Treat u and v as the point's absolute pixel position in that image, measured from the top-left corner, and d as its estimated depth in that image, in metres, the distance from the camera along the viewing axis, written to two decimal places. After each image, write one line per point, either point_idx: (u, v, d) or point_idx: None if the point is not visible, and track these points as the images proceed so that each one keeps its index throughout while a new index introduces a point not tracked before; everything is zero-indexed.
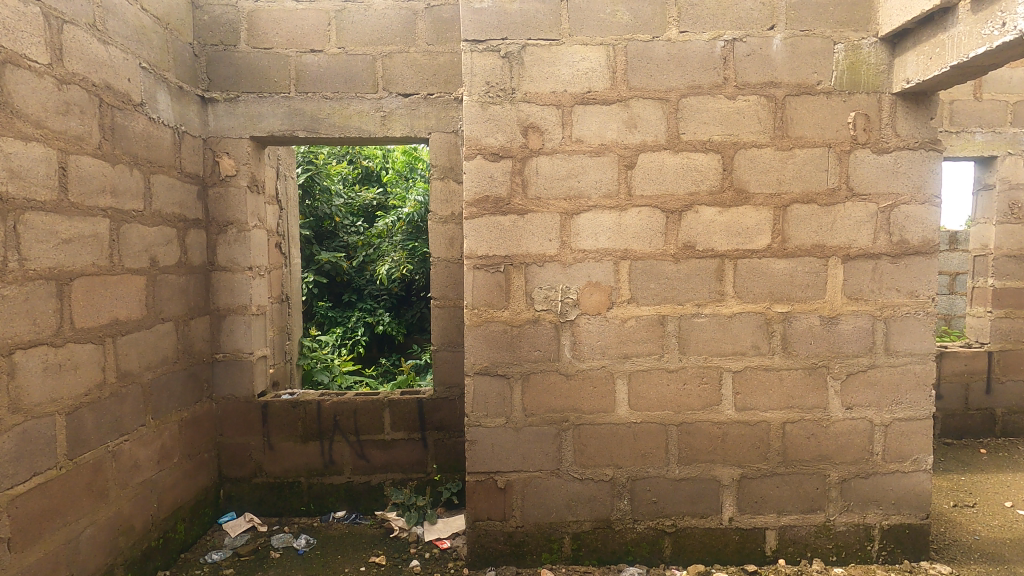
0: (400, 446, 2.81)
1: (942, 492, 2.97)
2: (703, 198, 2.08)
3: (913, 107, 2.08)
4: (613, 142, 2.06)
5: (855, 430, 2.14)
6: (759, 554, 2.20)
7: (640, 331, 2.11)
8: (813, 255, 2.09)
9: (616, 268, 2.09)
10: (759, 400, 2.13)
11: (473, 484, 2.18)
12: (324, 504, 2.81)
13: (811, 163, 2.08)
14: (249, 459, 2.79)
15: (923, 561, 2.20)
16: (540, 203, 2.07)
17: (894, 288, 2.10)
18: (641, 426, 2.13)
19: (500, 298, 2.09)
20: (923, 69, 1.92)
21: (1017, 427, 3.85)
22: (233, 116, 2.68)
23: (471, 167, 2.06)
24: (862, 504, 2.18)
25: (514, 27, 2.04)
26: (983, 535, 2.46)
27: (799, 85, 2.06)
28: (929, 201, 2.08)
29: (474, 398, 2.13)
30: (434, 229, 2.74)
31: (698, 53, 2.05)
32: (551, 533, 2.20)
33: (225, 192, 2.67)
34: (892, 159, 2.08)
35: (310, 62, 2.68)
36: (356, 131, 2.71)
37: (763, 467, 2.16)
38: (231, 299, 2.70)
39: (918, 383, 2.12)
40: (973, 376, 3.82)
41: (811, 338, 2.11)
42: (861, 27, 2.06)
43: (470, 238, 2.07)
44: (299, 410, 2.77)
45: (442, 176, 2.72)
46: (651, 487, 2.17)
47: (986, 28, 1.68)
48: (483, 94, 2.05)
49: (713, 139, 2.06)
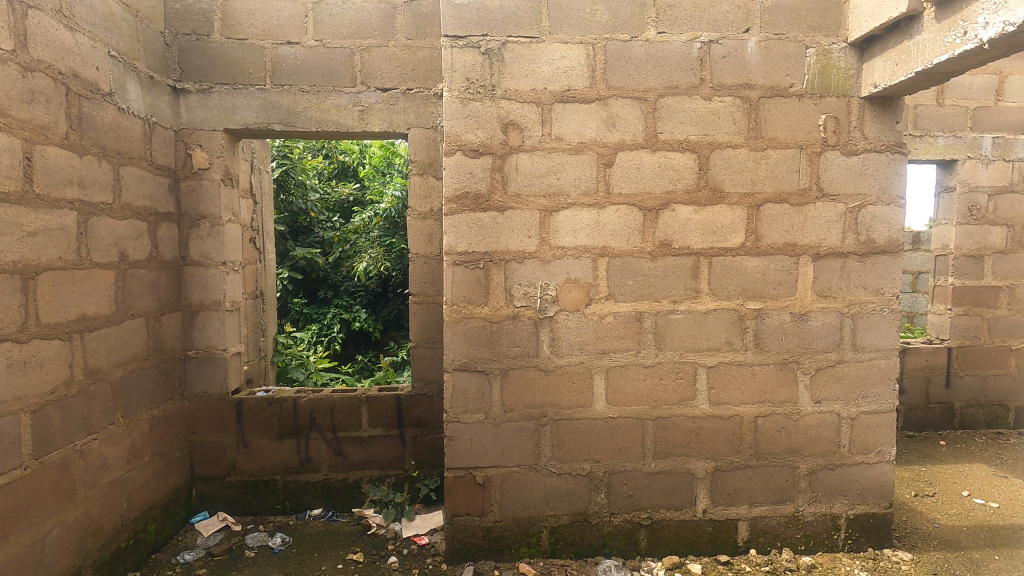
0: (378, 442, 2.79)
1: (904, 482, 3.09)
2: (680, 197, 2.11)
3: (880, 111, 2.15)
4: (593, 140, 2.08)
5: (824, 423, 2.21)
6: (731, 545, 2.25)
7: (618, 327, 2.14)
8: (785, 253, 2.15)
9: (594, 265, 2.11)
10: (732, 394, 2.18)
11: (452, 480, 2.18)
12: (299, 503, 2.78)
13: (784, 163, 2.13)
14: (223, 457, 2.74)
15: (886, 548, 2.29)
16: (519, 200, 2.08)
17: (862, 285, 2.18)
18: (618, 420, 2.17)
19: (479, 294, 2.10)
20: (890, 74, 1.99)
21: (975, 420, 4.02)
22: (206, 108, 2.62)
23: (451, 163, 2.06)
24: (829, 495, 2.25)
25: (494, 24, 2.04)
26: (942, 523, 2.57)
27: (772, 87, 2.11)
28: (894, 202, 2.16)
29: (453, 394, 2.14)
30: (412, 225, 2.73)
31: (676, 54, 2.08)
32: (530, 527, 2.21)
33: (198, 185, 2.61)
34: (860, 160, 2.15)
35: (286, 54, 2.64)
36: (334, 125, 2.67)
37: (735, 460, 2.21)
38: (205, 294, 2.64)
39: (883, 377, 2.20)
40: (933, 370, 3.97)
41: (782, 334, 2.17)
42: (832, 32, 2.12)
43: (450, 234, 2.07)
44: (274, 406, 2.74)
45: (421, 172, 2.71)
46: (627, 481, 2.21)
47: (948, 36, 1.75)
48: (463, 90, 2.05)
49: (689, 139, 2.10)
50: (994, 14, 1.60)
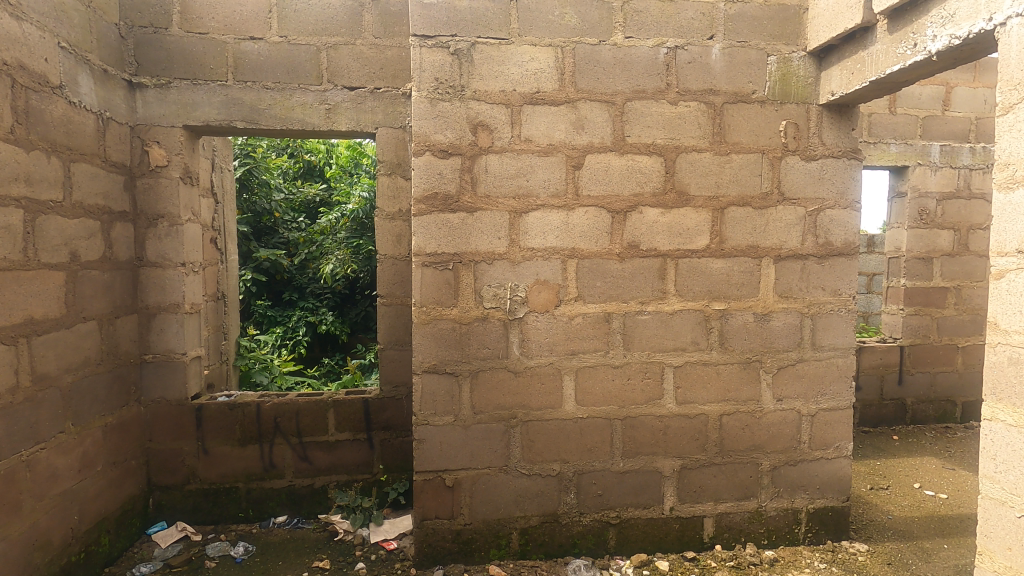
0: (345, 447, 2.75)
1: (860, 476, 3.20)
2: (647, 199, 2.15)
3: (837, 118, 2.23)
4: (562, 142, 2.10)
5: (785, 420, 2.27)
6: (697, 541, 2.29)
7: (587, 328, 2.15)
8: (748, 255, 2.21)
9: (563, 266, 2.12)
10: (698, 393, 2.22)
11: (421, 483, 2.16)
12: (263, 510, 2.70)
13: (746, 167, 2.19)
14: (182, 465, 2.65)
15: (844, 540, 2.37)
16: (488, 201, 2.07)
17: (820, 286, 2.25)
18: (587, 421, 2.18)
19: (449, 296, 2.09)
20: (845, 83, 2.07)
21: (925, 415, 4.21)
22: (164, 103, 2.53)
23: (420, 164, 2.04)
24: (790, 490, 2.32)
25: (464, 24, 2.04)
26: (896, 514, 2.68)
27: (736, 93, 2.16)
28: (850, 206, 2.24)
29: (421, 397, 2.12)
30: (380, 225, 2.70)
31: (643, 59, 2.11)
32: (499, 529, 2.21)
33: (155, 183, 2.52)
34: (819, 166, 2.22)
35: (249, 49, 2.57)
36: (299, 123, 2.62)
37: (701, 458, 2.25)
38: (163, 296, 2.55)
39: (841, 375, 2.28)
40: (887, 368, 4.13)
41: (745, 333, 2.23)
42: (791, 41, 2.19)
43: (419, 235, 2.05)
44: (237, 412, 2.67)
45: (390, 172, 2.68)
46: (596, 480, 2.23)
47: (900, 47, 1.83)
48: (432, 90, 2.04)
49: (656, 142, 2.14)
50: (942, 28, 1.68)
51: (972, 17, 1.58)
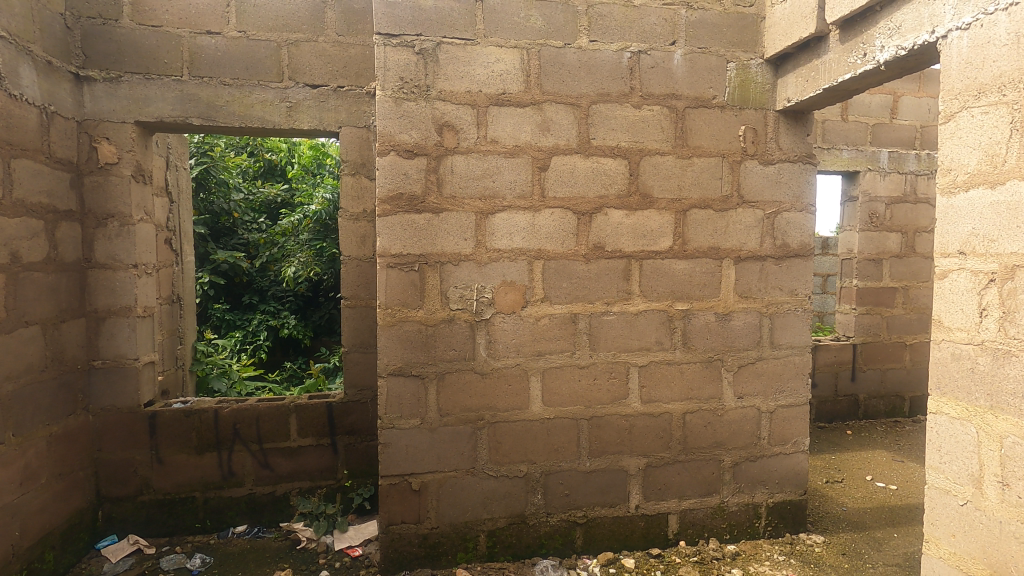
0: (307, 453, 2.68)
1: (817, 470, 3.32)
2: (612, 201, 2.17)
3: (793, 124, 2.30)
4: (528, 143, 2.10)
5: (745, 417, 2.33)
6: (662, 538, 2.32)
7: (553, 329, 2.16)
8: (709, 256, 2.26)
9: (530, 267, 2.13)
10: (662, 392, 2.26)
11: (386, 488, 2.13)
12: (222, 520, 2.61)
13: (707, 170, 2.24)
14: (134, 475, 2.54)
15: (801, 532, 2.45)
16: (454, 201, 2.06)
17: (778, 287, 2.32)
18: (554, 421, 2.19)
19: (414, 297, 2.07)
20: (800, 90, 2.14)
21: (876, 410, 4.39)
22: (114, 98, 2.42)
23: (384, 164, 2.01)
24: (751, 486, 2.38)
25: (429, 24, 2.02)
26: (850, 506, 2.78)
27: (697, 98, 2.21)
28: (805, 209, 2.33)
29: (387, 400, 2.09)
30: (344, 226, 2.65)
31: (607, 63, 2.14)
32: (467, 532, 2.19)
33: (104, 181, 2.41)
34: (776, 170, 2.29)
35: (206, 44, 2.49)
36: (259, 121, 2.55)
37: (666, 456, 2.29)
38: (113, 299, 2.43)
39: (798, 372, 2.36)
40: (841, 366, 4.29)
41: (707, 333, 2.28)
42: (749, 49, 2.25)
43: (383, 236, 2.02)
44: (193, 418, 2.58)
45: (354, 172, 2.64)
46: (563, 481, 2.24)
47: (851, 56, 1.90)
48: (397, 90, 2.01)
49: (620, 145, 2.17)
50: (889, 39, 1.75)
51: (917, 30, 1.65)
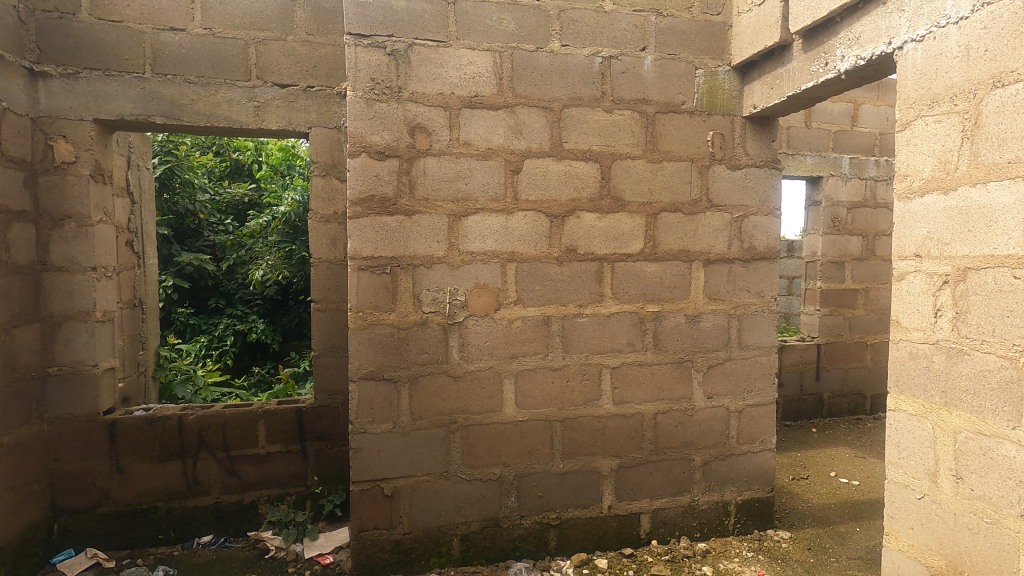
0: (276, 459, 2.63)
1: (783, 467, 3.40)
2: (584, 204, 2.19)
3: (759, 130, 2.36)
4: (500, 146, 2.11)
5: (715, 417, 2.38)
6: (635, 538, 2.35)
7: (526, 331, 2.17)
8: (679, 259, 2.30)
9: (503, 270, 2.13)
10: (634, 393, 2.28)
11: (358, 494, 2.09)
12: (186, 530, 2.54)
13: (677, 175, 2.28)
14: (93, 485, 2.44)
15: (769, 528, 2.50)
16: (427, 204, 2.05)
17: (746, 289, 2.37)
18: (527, 423, 2.20)
19: (386, 300, 2.05)
20: (766, 97, 2.20)
21: (839, 408, 4.53)
22: (71, 94, 2.33)
23: (355, 165, 1.99)
24: (720, 484, 2.42)
25: (400, 25, 2.01)
26: (815, 502, 2.86)
27: (666, 104, 2.25)
28: (771, 213, 2.39)
29: (358, 404, 2.06)
30: (314, 228, 2.61)
31: (579, 67, 2.16)
32: (440, 536, 2.18)
33: (61, 181, 2.32)
34: (743, 174, 2.35)
35: (169, 40, 2.42)
36: (225, 120, 2.49)
37: (637, 456, 2.31)
38: (70, 303, 2.34)
39: (765, 372, 2.41)
40: (806, 365, 4.41)
41: (677, 334, 2.32)
42: (717, 56, 2.31)
43: (354, 238, 2.00)
44: (156, 426, 2.49)
45: (324, 173, 2.60)
46: (537, 483, 2.24)
47: (813, 65, 1.96)
48: (368, 90, 1.99)
49: (592, 149, 2.19)
50: (849, 49, 1.81)
51: (875, 41, 1.72)
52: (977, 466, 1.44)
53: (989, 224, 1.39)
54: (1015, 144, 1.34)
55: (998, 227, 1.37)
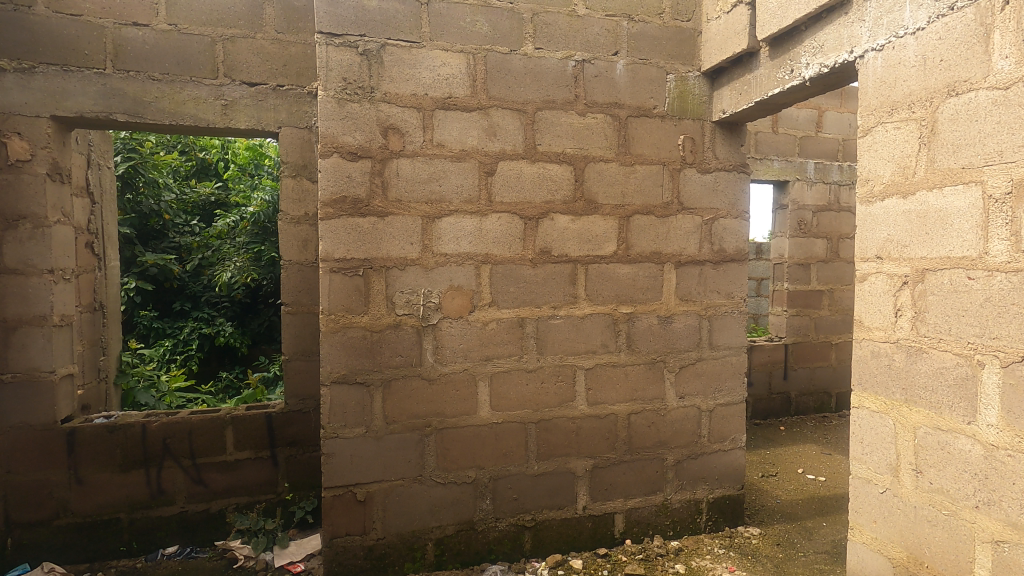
0: (245, 466, 2.57)
1: (753, 465, 3.47)
2: (558, 207, 2.20)
3: (728, 134, 2.41)
4: (474, 148, 2.10)
5: (687, 416, 2.41)
6: (609, 538, 2.36)
7: (500, 333, 2.16)
8: (651, 261, 2.33)
9: (477, 272, 2.12)
10: (608, 393, 2.30)
11: (330, 500, 2.06)
12: (150, 541, 2.46)
13: (649, 178, 2.31)
14: (50, 497, 2.34)
15: (739, 525, 2.55)
16: (400, 205, 2.03)
17: (716, 290, 2.42)
18: (502, 425, 2.19)
19: (359, 303, 2.02)
20: (734, 102, 2.25)
21: (806, 406, 4.65)
22: (27, 90, 2.24)
23: (327, 166, 1.96)
24: (692, 482, 2.46)
25: (373, 25, 1.99)
26: (783, 498, 2.93)
27: (638, 107, 2.28)
28: (740, 216, 2.44)
29: (330, 409, 2.03)
30: (285, 230, 2.57)
31: (552, 70, 2.17)
32: (414, 541, 2.16)
33: (15, 180, 2.22)
34: (713, 178, 2.39)
35: (132, 36, 2.35)
36: (191, 119, 2.43)
37: (611, 456, 2.33)
38: (25, 308, 2.25)
39: (735, 371, 2.46)
40: (774, 365, 4.52)
41: (650, 335, 2.34)
42: (687, 62, 2.35)
43: (326, 240, 1.97)
44: (117, 434, 2.41)
45: (294, 174, 2.56)
46: (512, 485, 2.24)
47: (780, 72, 2.01)
48: (340, 90, 1.97)
49: (566, 151, 2.20)
50: (813, 57, 1.86)
51: (837, 49, 1.77)
52: (935, 460, 1.49)
53: (945, 227, 1.45)
54: (969, 150, 1.40)
55: (953, 230, 1.43)
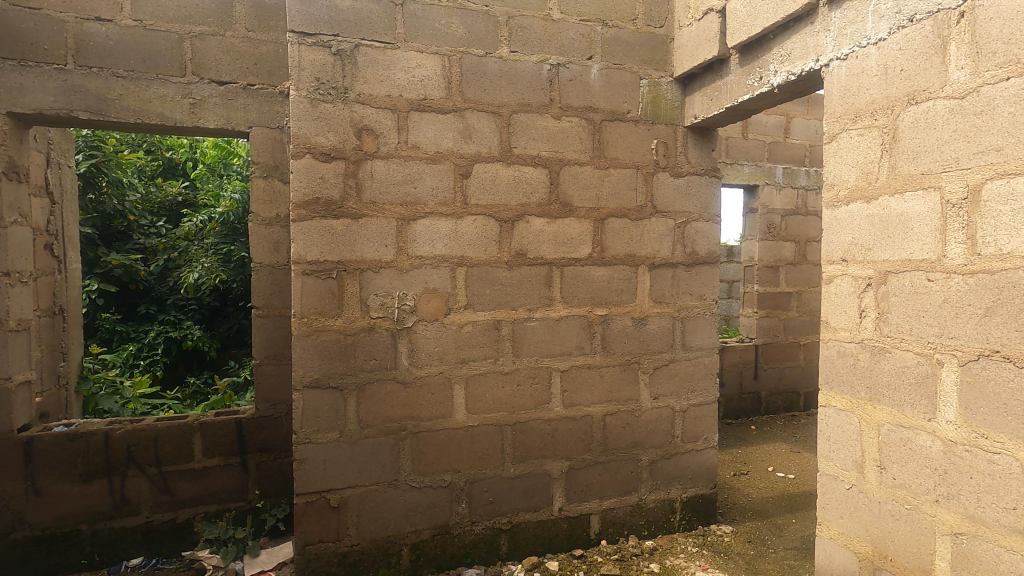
0: (214, 474, 2.50)
1: (725, 464, 3.53)
2: (533, 210, 2.21)
3: (699, 139, 2.46)
4: (449, 150, 2.09)
5: (661, 417, 2.44)
6: (585, 539, 2.37)
7: (476, 336, 2.16)
8: (626, 263, 2.35)
9: (452, 274, 2.11)
10: (584, 395, 2.32)
11: (302, 506, 2.02)
12: (113, 553, 2.37)
13: (623, 181, 2.33)
14: (5, 510, 2.25)
15: (712, 523, 2.59)
16: (374, 207, 2.01)
17: (689, 292, 2.46)
18: (478, 428, 2.19)
19: (332, 305, 1.99)
20: (706, 108, 2.29)
21: (776, 405, 4.75)
22: None
23: (299, 167, 1.93)
24: (666, 482, 2.49)
25: (346, 25, 1.97)
26: (754, 496, 2.99)
27: (612, 112, 2.31)
28: (711, 219, 2.48)
29: (303, 413, 1.99)
30: (255, 231, 2.52)
31: (527, 74, 2.18)
32: (389, 546, 2.13)
33: None
34: (685, 182, 2.43)
35: (94, 31, 2.28)
36: (157, 117, 2.36)
37: (587, 457, 2.35)
38: None
39: (707, 372, 2.50)
40: (745, 365, 4.61)
41: (625, 337, 2.37)
42: (660, 67, 2.39)
43: (298, 242, 1.94)
44: (78, 443, 2.32)
45: (265, 174, 2.51)
46: (488, 488, 2.23)
47: (749, 79, 2.06)
48: (313, 90, 1.94)
49: (541, 155, 2.21)
50: (781, 65, 1.91)
51: (804, 58, 1.82)
52: (898, 456, 1.53)
53: (906, 230, 1.50)
54: (928, 157, 1.45)
55: (914, 233, 1.48)
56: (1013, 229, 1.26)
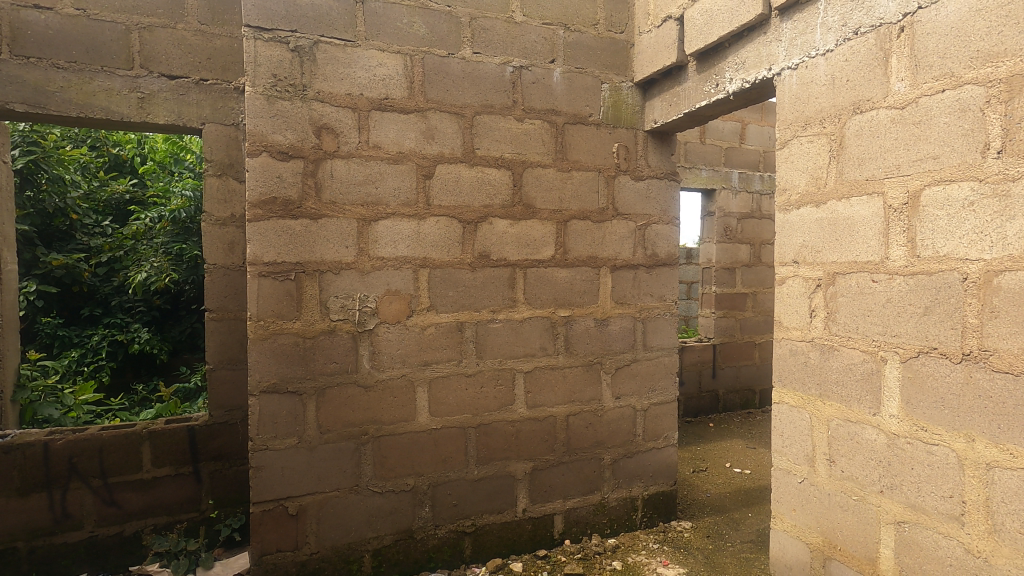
0: (164, 484, 2.40)
1: (685, 461, 3.62)
2: (497, 211, 2.21)
3: (659, 144, 2.51)
4: (412, 150, 2.07)
5: (622, 416, 2.48)
6: (548, 539, 2.39)
7: (439, 338, 2.14)
8: (588, 265, 2.38)
9: (414, 276, 2.09)
10: (547, 396, 2.33)
11: (259, 515, 1.96)
12: (53, 571, 2.24)
13: (585, 183, 2.36)
14: None
15: (672, 520, 2.65)
16: (334, 208, 1.97)
17: (649, 293, 2.51)
18: (441, 431, 2.17)
19: (290, 308, 1.94)
20: (665, 112, 2.34)
21: (733, 403, 4.90)
22: None
23: (255, 165, 1.88)
24: (628, 480, 2.53)
25: (305, 20, 1.93)
26: (713, 492, 3.06)
27: (574, 115, 2.33)
28: (671, 222, 2.54)
29: (259, 419, 1.93)
30: (209, 232, 2.43)
31: (490, 75, 2.18)
32: (350, 554, 2.09)
33: None
34: (646, 185, 2.48)
35: (32, 19, 2.16)
36: (102, 111, 2.25)
37: (551, 458, 2.36)
38: None
39: (667, 371, 2.56)
40: (704, 365, 4.73)
41: (587, 338, 2.39)
42: (621, 72, 2.43)
43: (254, 242, 1.88)
44: (14, 455, 2.19)
45: (219, 173, 2.43)
46: (451, 491, 2.21)
47: (706, 86, 2.11)
48: (269, 87, 1.89)
49: (504, 156, 2.21)
50: (736, 73, 1.97)
51: (758, 66, 1.88)
52: (846, 449, 1.60)
53: (852, 234, 1.57)
54: (872, 164, 1.52)
55: (859, 236, 1.55)
56: (948, 232, 1.34)
